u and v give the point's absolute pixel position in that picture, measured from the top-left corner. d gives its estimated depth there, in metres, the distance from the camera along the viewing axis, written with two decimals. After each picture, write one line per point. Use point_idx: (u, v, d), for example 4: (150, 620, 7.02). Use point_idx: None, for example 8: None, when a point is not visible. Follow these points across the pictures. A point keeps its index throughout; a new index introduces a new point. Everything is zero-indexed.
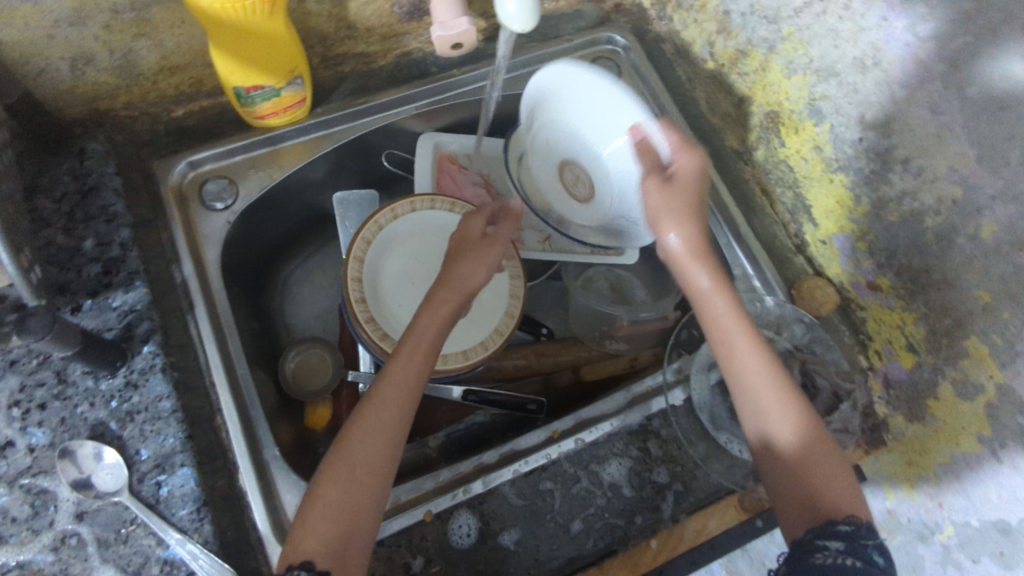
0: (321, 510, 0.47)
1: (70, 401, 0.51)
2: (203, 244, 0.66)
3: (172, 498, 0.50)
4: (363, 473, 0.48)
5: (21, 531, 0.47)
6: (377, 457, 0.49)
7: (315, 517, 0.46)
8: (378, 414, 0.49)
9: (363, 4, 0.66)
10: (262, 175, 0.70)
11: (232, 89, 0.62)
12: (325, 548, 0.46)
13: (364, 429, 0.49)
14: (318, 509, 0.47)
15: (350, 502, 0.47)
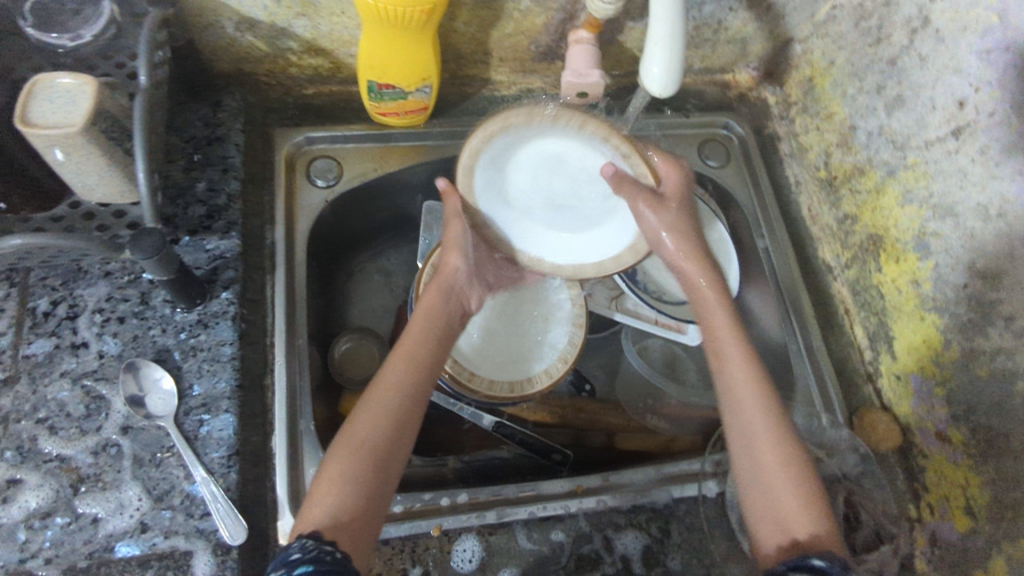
0: (323, 492, 0.47)
1: (146, 322, 0.55)
2: (297, 215, 0.68)
3: (209, 439, 0.51)
4: (364, 457, 0.48)
5: (72, 427, 0.50)
6: (383, 432, 0.49)
7: (322, 502, 0.47)
8: (374, 404, 0.50)
9: (505, 35, 0.69)
10: (368, 165, 0.73)
11: (365, 82, 0.66)
12: (329, 520, 0.46)
13: (362, 418, 0.50)
14: (320, 492, 0.47)
15: (353, 483, 0.47)
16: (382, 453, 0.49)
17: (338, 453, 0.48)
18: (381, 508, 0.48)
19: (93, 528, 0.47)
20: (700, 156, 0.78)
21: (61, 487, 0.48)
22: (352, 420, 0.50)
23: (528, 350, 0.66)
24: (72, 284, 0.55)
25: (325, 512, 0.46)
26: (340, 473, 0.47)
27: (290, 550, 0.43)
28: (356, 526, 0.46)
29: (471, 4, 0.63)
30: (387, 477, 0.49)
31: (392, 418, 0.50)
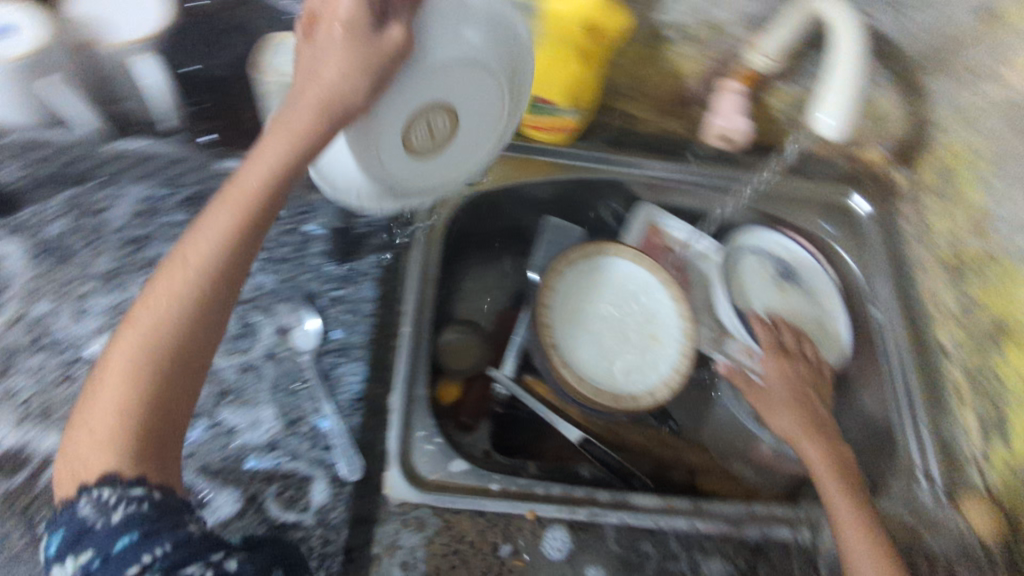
0: (115, 397, 0.41)
1: (302, 267, 0.61)
2: (438, 204, 0.74)
3: (340, 380, 0.56)
4: (170, 362, 0.43)
5: (224, 343, 0.55)
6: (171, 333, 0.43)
7: (101, 380, 0.42)
8: (170, 278, 0.43)
9: (659, 75, 0.74)
10: (508, 173, 0.78)
11: (527, 93, 0.71)
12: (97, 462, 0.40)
13: (152, 300, 0.43)
14: (107, 387, 0.42)
15: (144, 390, 0.42)
16: (186, 353, 0.44)
17: (126, 334, 0.43)
18: (177, 414, 0.44)
19: (229, 437, 0.51)
20: (819, 222, 0.83)
21: (208, 394, 0.52)
22: (147, 288, 0.44)
23: (636, 367, 0.69)
24: None
25: (98, 416, 0.41)
26: (135, 374, 0.42)
27: (80, 501, 0.40)
28: (146, 449, 0.41)
29: (637, 41, 0.69)
30: (181, 381, 0.44)
31: (186, 302, 0.43)
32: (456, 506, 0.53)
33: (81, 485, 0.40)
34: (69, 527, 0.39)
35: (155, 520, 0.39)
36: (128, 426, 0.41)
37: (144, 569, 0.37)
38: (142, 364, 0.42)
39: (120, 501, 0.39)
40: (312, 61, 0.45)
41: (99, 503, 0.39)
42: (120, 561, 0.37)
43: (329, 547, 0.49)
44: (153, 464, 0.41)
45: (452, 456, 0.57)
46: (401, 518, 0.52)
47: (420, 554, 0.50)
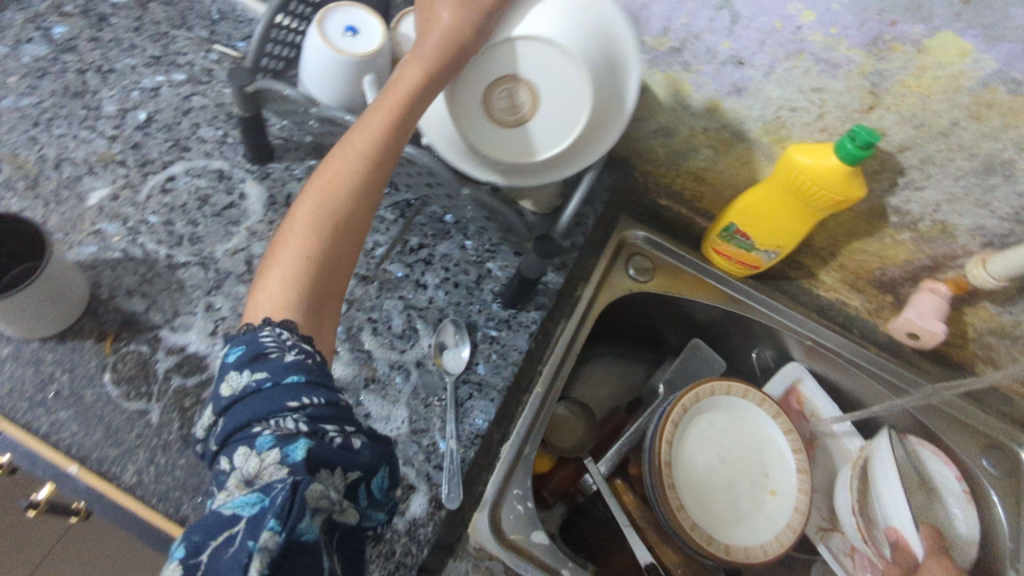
0: (284, 262, 0.43)
1: (472, 299, 0.66)
2: (604, 287, 0.77)
3: (470, 410, 0.58)
4: (335, 216, 0.45)
5: (386, 338, 0.60)
6: (354, 202, 0.46)
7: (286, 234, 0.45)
8: (340, 160, 0.46)
9: (861, 250, 0.74)
10: (676, 283, 0.81)
11: (728, 222, 0.75)
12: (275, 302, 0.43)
13: (328, 169, 0.46)
14: (288, 240, 0.44)
15: (321, 236, 0.44)
16: (343, 225, 0.45)
17: (304, 204, 0.45)
18: (333, 285, 0.45)
19: (362, 420, 0.55)
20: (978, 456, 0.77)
21: (359, 374, 0.57)
22: (321, 166, 0.47)
23: (749, 522, 0.66)
24: (441, 240, 0.68)
25: (289, 254, 0.44)
26: (309, 237, 0.44)
27: (262, 332, 0.41)
28: (309, 297, 0.43)
29: (856, 211, 0.69)
30: (338, 253, 0.45)
31: (343, 198, 0.45)
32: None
33: (265, 320, 0.42)
34: (249, 348, 0.40)
35: (316, 375, 0.40)
36: (306, 270, 0.43)
37: (298, 407, 0.37)
38: (322, 227, 0.45)
39: (295, 346, 0.40)
40: (429, 24, 0.51)
41: (280, 339, 0.40)
42: (284, 392, 0.38)
43: (408, 558, 0.50)
44: (300, 313, 0.43)
45: (537, 525, 0.57)
46: (474, 562, 0.54)
47: None
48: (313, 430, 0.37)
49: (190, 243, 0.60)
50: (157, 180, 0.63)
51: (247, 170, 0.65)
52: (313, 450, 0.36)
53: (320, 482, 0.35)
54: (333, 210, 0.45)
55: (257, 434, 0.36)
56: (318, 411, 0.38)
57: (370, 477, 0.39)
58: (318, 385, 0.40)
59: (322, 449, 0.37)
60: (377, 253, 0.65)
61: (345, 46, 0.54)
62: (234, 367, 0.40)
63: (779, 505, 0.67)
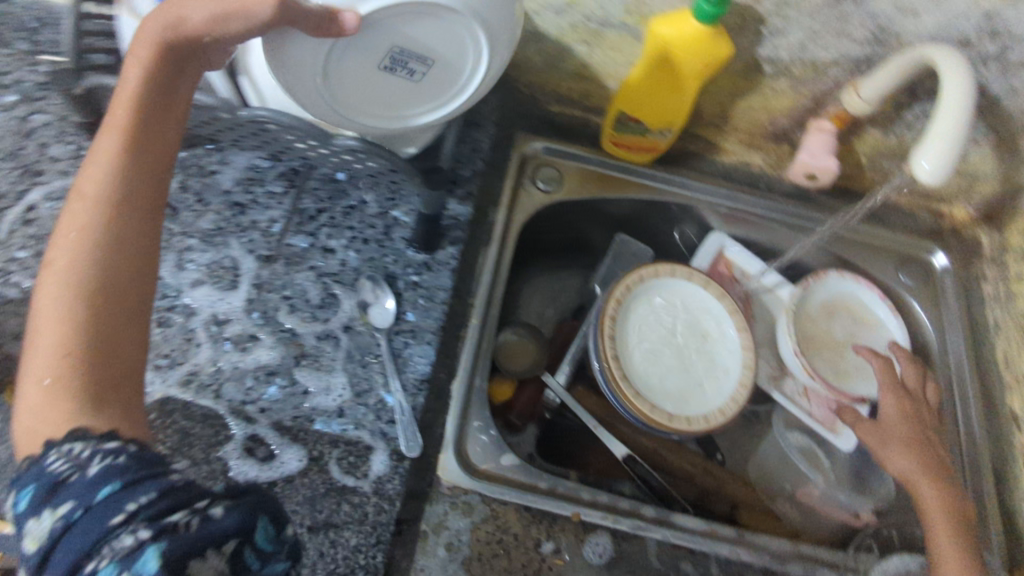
0: (41, 355, 0.38)
1: (384, 249, 0.64)
2: (516, 206, 0.76)
3: (409, 360, 0.58)
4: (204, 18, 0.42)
5: (305, 311, 0.58)
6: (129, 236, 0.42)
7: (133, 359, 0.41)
8: (72, 216, 0.41)
9: (749, 109, 0.75)
10: (585, 186, 0.80)
11: (617, 112, 0.74)
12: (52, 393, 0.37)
13: (60, 245, 0.41)
14: (43, 330, 0.39)
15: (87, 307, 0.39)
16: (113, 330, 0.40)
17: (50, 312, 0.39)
18: (137, 287, 0.42)
19: (303, 398, 0.53)
20: (895, 273, 0.80)
21: (288, 354, 0.55)
22: (53, 239, 0.41)
23: (709, 381, 0.69)
24: (336, 201, 0.65)
25: (44, 352, 0.38)
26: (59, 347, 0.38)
27: (50, 457, 0.35)
28: (92, 388, 0.38)
29: (734, 72, 0.70)
30: (120, 342, 0.40)
31: (125, 277, 0.41)
32: (504, 498, 0.54)
33: (49, 442, 0.36)
34: (43, 481, 0.34)
35: (138, 471, 0.35)
36: (70, 371, 0.37)
37: (129, 518, 0.32)
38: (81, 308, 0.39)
39: (95, 455, 0.35)
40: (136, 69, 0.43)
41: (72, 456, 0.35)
42: (104, 509, 0.33)
43: (382, 517, 0.50)
44: (89, 416, 0.37)
45: (504, 449, 0.58)
46: (451, 500, 0.53)
47: (465, 539, 0.52)
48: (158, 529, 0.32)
49: None
50: (16, 212, 0.58)
51: None
52: (168, 554, 0.32)
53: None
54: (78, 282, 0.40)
55: (93, 570, 0.32)
56: (154, 509, 0.33)
57: (250, 536, 0.35)
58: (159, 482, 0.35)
59: (180, 542, 0.33)
60: (274, 229, 0.62)
61: None
62: (31, 513, 0.34)
63: (726, 354, 0.71)
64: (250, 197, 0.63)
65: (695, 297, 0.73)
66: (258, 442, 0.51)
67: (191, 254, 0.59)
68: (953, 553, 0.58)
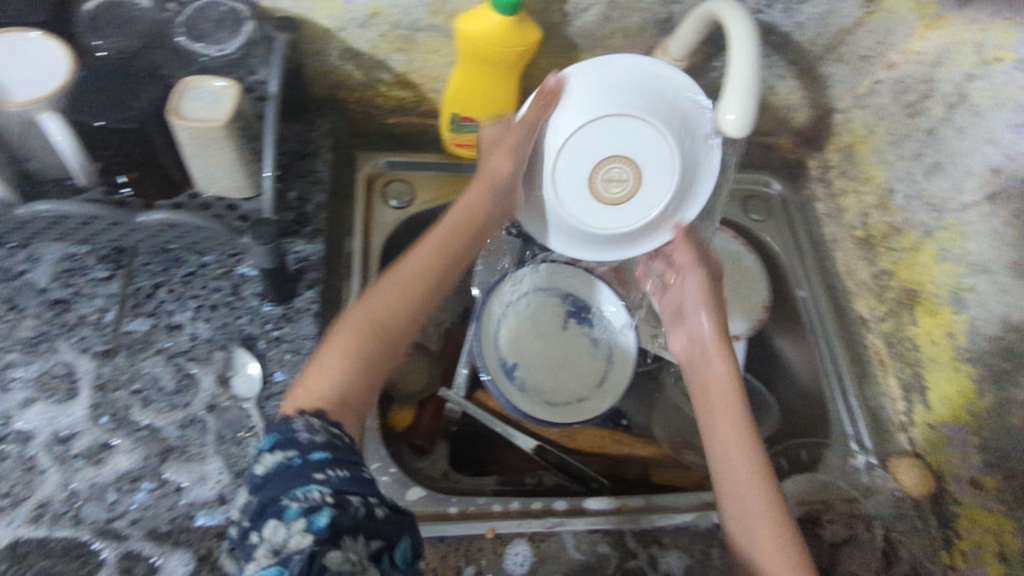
0: (336, 353, 0.56)
1: (237, 311, 0.59)
2: (373, 230, 0.74)
3: (287, 423, 0.55)
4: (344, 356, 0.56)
5: (163, 400, 0.54)
6: None
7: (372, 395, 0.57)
8: None
9: None
10: (438, 191, 0.78)
11: (449, 115, 0.72)
12: None
13: None
14: (313, 383, 0.55)
15: None
16: (390, 332, 0.59)
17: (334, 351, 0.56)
18: None
19: (177, 496, 0.50)
20: (742, 211, 0.84)
21: (150, 453, 0.51)
22: None
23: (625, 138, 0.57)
24: (173, 270, 0.60)
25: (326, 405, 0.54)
26: (339, 357, 0.56)
27: None
28: None
29: (550, 52, 0.69)
30: (372, 380, 0.57)
31: (390, 346, 0.59)
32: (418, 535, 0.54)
33: (296, 411, 0.51)
34: (277, 434, 0.48)
35: (347, 453, 0.48)
36: (346, 416, 0.53)
37: None
38: (415, 305, 0.61)
39: (320, 426, 0.49)
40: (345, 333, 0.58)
41: (309, 424, 0.49)
42: (307, 470, 0.45)
43: None
44: None
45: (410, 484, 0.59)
46: None
47: None
48: (339, 502, 0.43)
49: None
50: None
51: None
52: (334, 522, 0.42)
53: (340, 557, 0.41)
54: (352, 366, 0.56)
55: (286, 507, 0.43)
56: (342, 483, 0.45)
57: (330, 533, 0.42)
58: (346, 457, 0.48)
59: (346, 518, 0.43)
60: (106, 319, 0.57)
61: None
62: None
63: (681, 188, 0.60)
64: (71, 290, 0.57)
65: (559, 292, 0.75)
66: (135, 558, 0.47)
67: (14, 370, 0.53)
68: (753, 491, 0.50)
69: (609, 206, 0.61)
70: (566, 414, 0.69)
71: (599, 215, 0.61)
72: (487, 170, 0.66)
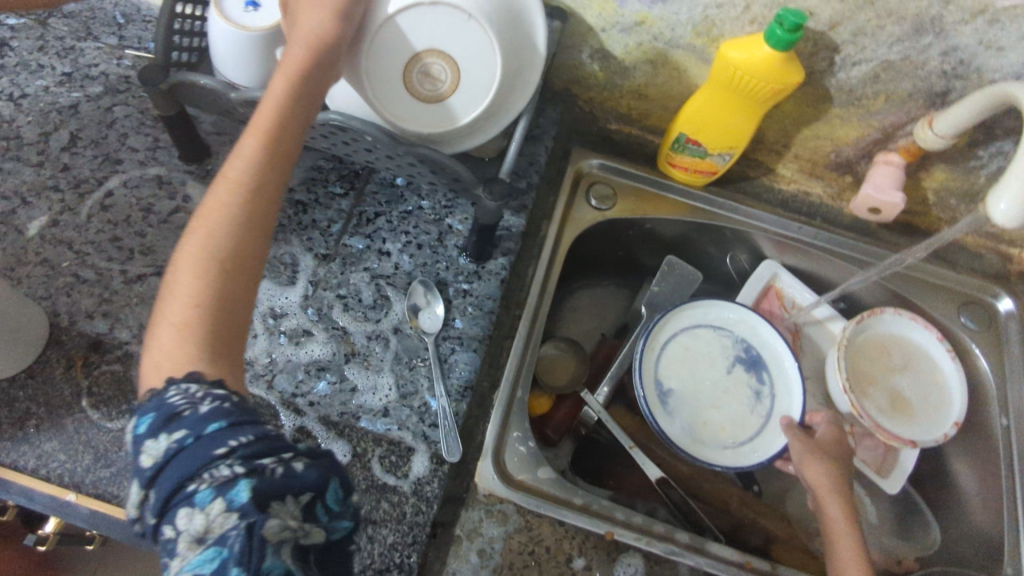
0: (193, 250, 0.41)
1: (438, 255, 0.64)
2: (568, 222, 0.76)
3: (455, 366, 0.58)
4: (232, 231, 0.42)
5: (359, 311, 0.60)
6: None
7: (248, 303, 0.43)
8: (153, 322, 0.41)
9: (811, 136, 0.73)
10: (639, 205, 0.79)
11: (676, 134, 0.73)
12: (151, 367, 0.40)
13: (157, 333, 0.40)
14: (204, 218, 0.42)
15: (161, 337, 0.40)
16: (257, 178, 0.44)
17: (212, 220, 0.42)
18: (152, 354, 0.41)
19: (350, 395, 0.55)
20: (957, 314, 0.76)
21: (339, 352, 0.57)
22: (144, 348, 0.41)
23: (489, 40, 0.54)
24: (395, 205, 0.66)
25: (175, 317, 0.40)
26: (193, 273, 0.41)
27: None
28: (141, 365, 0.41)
29: (800, 98, 0.68)
30: (235, 302, 0.42)
31: (264, 207, 0.44)
32: (539, 510, 0.55)
33: (168, 380, 0.38)
34: (160, 412, 0.37)
35: (240, 416, 0.37)
36: (197, 322, 0.40)
37: None
38: (271, 154, 0.44)
39: (207, 395, 0.37)
40: (208, 210, 0.42)
41: (189, 396, 0.37)
42: (210, 440, 0.35)
43: (419, 517, 0.51)
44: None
45: (542, 462, 0.59)
46: (486, 507, 0.54)
47: (498, 547, 0.52)
48: (252, 469, 0.35)
49: (143, 254, 0.59)
50: (94, 197, 0.61)
51: (185, 171, 0.64)
52: (258, 489, 0.34)
53: (276, 517, 0.34)
54: (209, 253, 0.41)
55: (193, 492, 0.34)
56: (251, 449, 0.36)
57: (323, 494, 0.37)
58: (241, 419, 0.37)
59: (267, 484, 0.35)
60: (333, 229, 0.64)
61: (245, 22, 0.53)
62: None
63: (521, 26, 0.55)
64: (311, 196, 0.65)
65: (733, 335, 0.73)
66: (305, 434, 0.53)
67: None
68: None
69: (430, 106, 0.57)
70: (711, 456, 0.67)
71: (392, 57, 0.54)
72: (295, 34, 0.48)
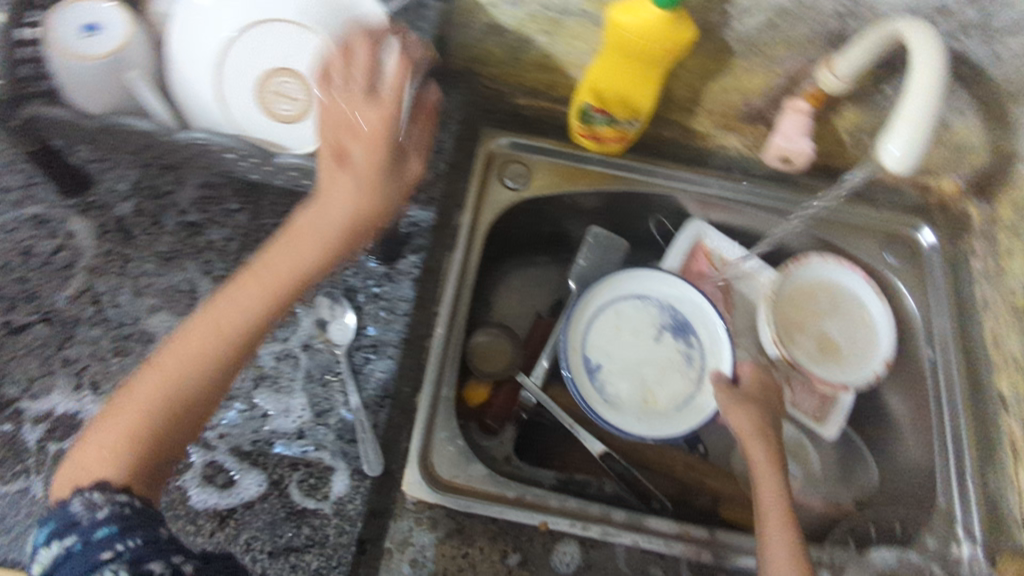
0: (160, 372, 0.44)
1: (345, 262, 0.62)
2: (484, 207, 0.73)
3: (370, 376, 0.57)
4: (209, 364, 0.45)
5: (266, 331, 0.57)
6: None
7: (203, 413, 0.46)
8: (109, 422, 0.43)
9: (719, 91, 0.71)
10: (556, 180, 0.77)
11: (581, 104, 0.70)
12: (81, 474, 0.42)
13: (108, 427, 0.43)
14: (183, 351, 0.45)
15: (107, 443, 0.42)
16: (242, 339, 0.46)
17: (191, 353, 0.45)
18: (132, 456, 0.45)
19: (262, 421, 0.53)
20: (881, 252, 0.76)
21: (247, 377, 0.55)
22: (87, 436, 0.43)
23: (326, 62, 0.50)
24: (295, 214, 0.63)
25: (101, 440, 0.42)
26: (148, 403, 0.43)
27: None
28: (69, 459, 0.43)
29: (700, 53, 0.66)
30: (189, 412, 0.45)
31: (244, 352, 0.46)
32: (470, 510, 0.54)
33: (76, 488, 0.41)
34: (60, 518, 0.39)
35: (137, 519, 0.40)
36: (123, 447, 0.42)
37: None
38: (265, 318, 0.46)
39: (108, 501, 0.40)
40: (186, 341, 0.45)
41: (89, 502, 0.40)
42: (99, 544, 0.38)
43: (343, 537, 0.51)
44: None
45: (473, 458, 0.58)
46: (415, 516, 0.53)
47: (430, 554, 0.52)
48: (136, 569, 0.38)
49: (27, 302, 0.56)
50: None
51: (65, 207, 0.60)
52: None
53: None
54: (167, 389, 0.44)
55: None
56: (136, 552, 0.38)
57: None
58: (138, 524, 0.40)
59: None
60: (231, 248, 0.61)
61: (83, 47, 0.49)
62: None
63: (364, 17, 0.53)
64: (206, 216, 0.62)
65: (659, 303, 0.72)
66: (217, 468, 0.51)
67: (148, 279, 0.58)
68: None
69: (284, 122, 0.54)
70: (649, 428, 0.66)
71: (243, 79, 0.54)
72: (363, 132, 0.47)
